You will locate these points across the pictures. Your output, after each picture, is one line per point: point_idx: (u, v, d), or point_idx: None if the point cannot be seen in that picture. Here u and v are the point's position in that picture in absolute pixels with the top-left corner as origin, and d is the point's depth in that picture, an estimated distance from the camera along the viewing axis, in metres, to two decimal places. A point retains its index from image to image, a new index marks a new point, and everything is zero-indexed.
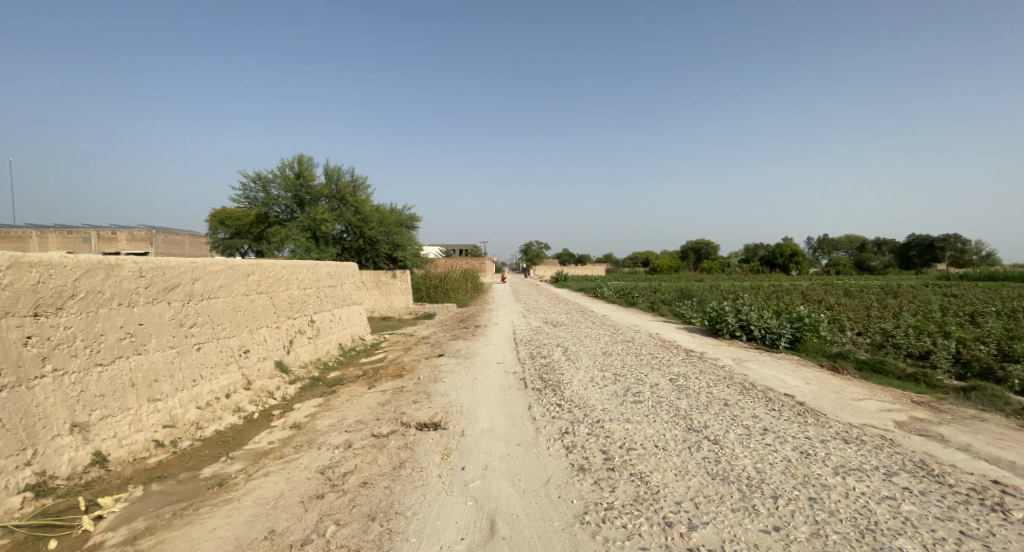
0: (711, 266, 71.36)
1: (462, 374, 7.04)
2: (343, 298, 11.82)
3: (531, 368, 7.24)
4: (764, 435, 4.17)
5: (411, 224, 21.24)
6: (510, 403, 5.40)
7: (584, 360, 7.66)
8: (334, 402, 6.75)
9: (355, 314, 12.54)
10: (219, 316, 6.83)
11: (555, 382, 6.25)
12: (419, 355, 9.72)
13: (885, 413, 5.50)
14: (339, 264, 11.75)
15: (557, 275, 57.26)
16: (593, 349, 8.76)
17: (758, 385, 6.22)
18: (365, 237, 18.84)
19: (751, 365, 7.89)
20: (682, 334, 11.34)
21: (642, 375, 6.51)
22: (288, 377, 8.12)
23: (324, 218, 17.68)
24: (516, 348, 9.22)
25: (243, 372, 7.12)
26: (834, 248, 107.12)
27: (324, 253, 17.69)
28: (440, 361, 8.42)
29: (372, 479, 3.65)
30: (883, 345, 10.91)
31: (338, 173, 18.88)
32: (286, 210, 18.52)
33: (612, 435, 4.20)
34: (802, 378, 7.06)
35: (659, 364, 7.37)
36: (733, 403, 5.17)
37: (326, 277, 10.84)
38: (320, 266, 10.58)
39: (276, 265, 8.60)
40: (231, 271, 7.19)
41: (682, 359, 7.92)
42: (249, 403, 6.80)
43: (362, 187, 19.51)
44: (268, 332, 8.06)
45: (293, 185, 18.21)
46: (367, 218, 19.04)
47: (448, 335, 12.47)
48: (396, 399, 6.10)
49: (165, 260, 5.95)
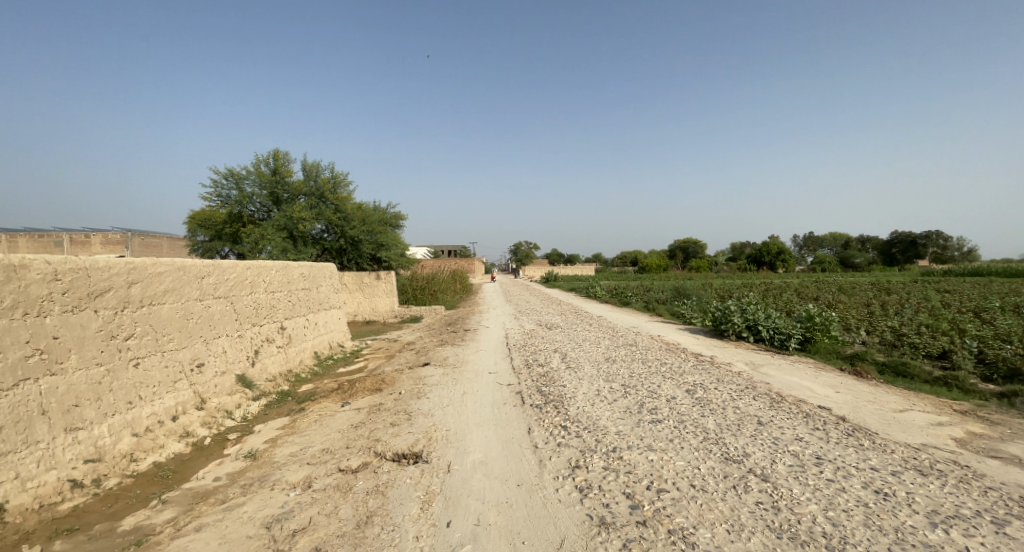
0: (700, 264, 71.35)
1: (449, 388, 6.16)
2: (320, 302, 10.87)
3: (527, 380, 6.38)
4: (821, 467, 3.38)
5: (395, 222, 20.28)
6: (505, 426, 4.53)
7: (587, 368, 6.84)
8: (300, 423, 5.84)
9: (334, 319, 11.59)
10: (164, 325, 5.87)
11: (557, 397, 5.41)
12: (402, 364, 8.83)
13: (939, 428, 4.77)
14: (315, 264, 10.79)
15: (547, 275, 56.54)
16: (594, 355, 7.93)
17: (788, 396, 5.45)
18: (346, 237, 17.84)
19: (769, 371, 7.15)
20: (686, 336, 10.60)
21: (655, 386, 5.71)
22: (252, 392, 7.18)
23: (302, 216, 16.66)
24: (509, 355, 8.35)
25: (195, 389, 6.16)
26: (820, 246, 108.13)
27: (302, 254, 16.67)
28: (425, 371, 7.54)
29: (329, 543, 2.77)
30: (898, 345, 10.28)
31: (317, 168, 17.86)
32: (260, 208, 17.44)
33: (635, 471, 3.37)
34: (829, 386, 6.34)
35: (670, 372, 6.56)
36: (768, 422, 4.39)
37: (300, 279, 9.89)
38: (291, 265, 9.62)
39: (237, 264, 7.64)
40: (180, 272, 6.23)
41: (694, 365, 7.14)
42: (200, 427, 5.85)
43: (342, 183, 18.51)
44: (227, 343, 7.10)
45: (268, 182, 17.17)
46: (348, 217, 18.05)
47: (435, 340, 11.57)
48: (371, 422, 5.21)
49: (92, 260, 5.01)
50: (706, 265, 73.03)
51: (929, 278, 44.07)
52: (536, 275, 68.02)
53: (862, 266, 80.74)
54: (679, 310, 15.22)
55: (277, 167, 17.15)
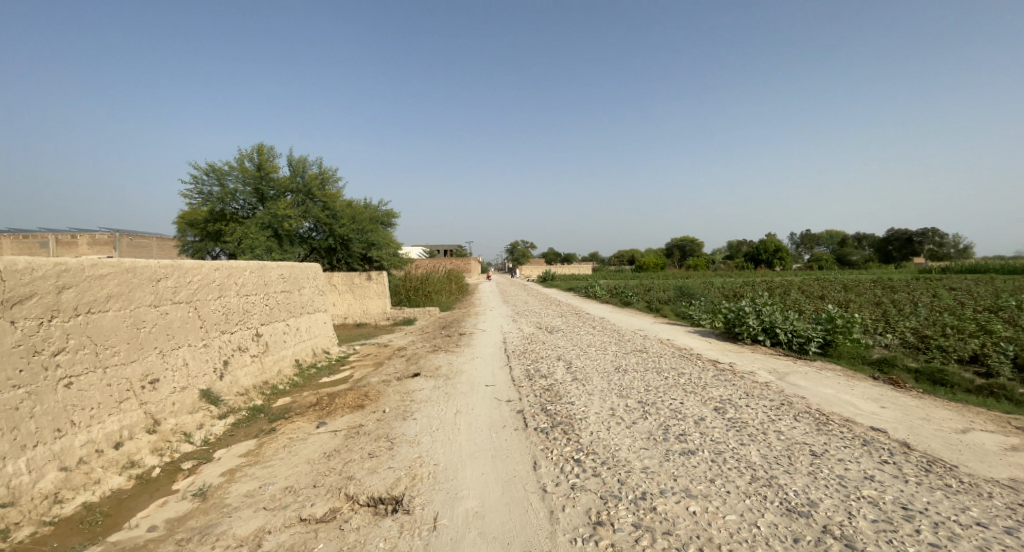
0: (697, 263, 70.81)
1: (440, 406, 5.37)
2: (302, 305, 10.03)
3: (529, 395, 5.60)
4: (914, 523, 2.62)
5: (387, 220, 19.41)
6: (506, 459, 3.75)
7: (596, 380, 6.06)
8: (267, 449, 5.04)
9: (318, 324, 10.75)
10: (107, 336, 5.05)
11: (565, 418, 4.63)
12: (390, 374, 8.01)
13: (1018, 454, 4.03)
14: (296, 264, 9.95)
15: (544, 274, 55.75)
16: (603, 363, 7.14)
17: (833, 415, 4.70)
18: (336, 235, 17.02)
19: (799, 381, 6.40)
20: (698, 340, 9.85)
21: (678, 403, 4.93)
22: (218, 409, 6.37)
23: (288, 214, 15.76)
24: (508, 364, 7.55)
25: (145, 409, 5.34)
26: (816, 243, 107.93)
27: (288, 254, 15.81)
28: (414, 384, 6.75)
29: None
30: (926, 349, 9.55)
31: (304, 163, 16.93)
32: (244, 205, 16.51)
33: (675, 532, 2.60)
34: (871, 400, 5.58)
35: (691, 385, 5.79)
36: (823, 454, 3.62)
37: (278, 280, 9.06)
38: (268, 265, 8.78)
39: (201, 265, 6.82)
40: (128, 275, 5.42)
41: (716, 375, 6.38)
42: (150, 455, 5.04)
43: (331, 179, 17.61)
44: (189, 354, 6.29)
45: (252, 178, 16.26)
46: (337, 214, 17.21)
47: (427, 345, 10.75)
48: (347, 450, 4.41)
49: (10, 260, 4.20)
50: (703, 263, 72.54)
51: (931, 275, 43.57)
52: (533, 274, 67.26)
53: (858, 263, 80.61)
54: (686, 311, 14.46)
55: (261, 162, 16.20)
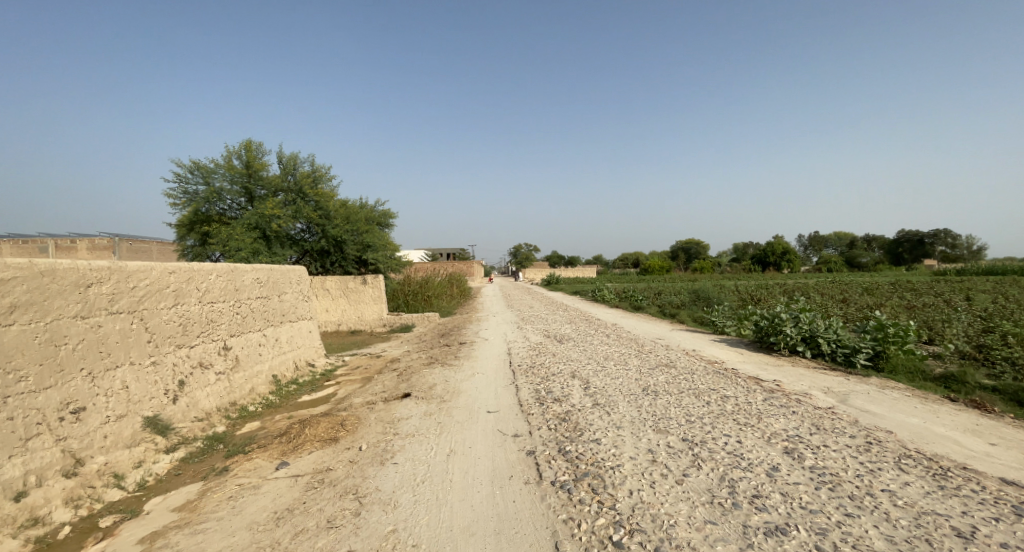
0: (703, 266, 69.58)
1: (429, 445, 4.26)
2: (282, 312, 8.98)
3: (541, 428, 4.49)
4: None
5: (384, 221, 18.39)
6: (517, 540, 2.64)
7: (622, 407, 4.95)
8: (209, 500, 3.96)
9: (302, 333, 9.69)
10: (10, 357, 4.00)
11: (592, 465, 3.53)
12: (377, 393, 6.92)
13: None
14: (276, 267, 8.90)
15: (548, 277, 54.62)
16: (627, 382, 6.01)
17: (944, 462, 3.58)
18: (328, 237, 16.00)
19: (868, 406, 5.28)
20: (728, 352, 8.72)
21: (735, 444, 3.81)
22: (166, 442, 5.30)
23: (277, 214, 14.74)
24: (514, 382, 6.45)
25: (64, 447, 4.27)
26: (824, 245, 106.14)
27: (277, 257, 14.76)
28: (402, 408, 5.65)
29: None
30: (991, 361, 8.32)
31: (295, 161, 15.90)
32: (232, 205, 15.51)
33: None
34: (971, 434, 4.45)
35: (741, 414, 4.67)
36: (976, 537, 2.50)
37: (253, 284, 8.00)
38: (240, 267, 7.72)
39: (150, 267, 5.77)
40: (43, 279, 4.39)
41: (767, 400, 5.26)
42: (62, 508, 3.97)
43: (324, 177, 16.59)
44: (130, 375, 5.23)
45: (240, 176, 15.23)
46: (331, 214, 16.18)
47: (423, 357, 9.66)
48: (304, 511, 3.32)
49: None
50: (709, 266, 71.31)
51: (946, 277, 42.30)
52: (537, 277, 66.22)
53: (867, 265, 79.13)
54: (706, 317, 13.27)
55: (249, 160, 15.20)
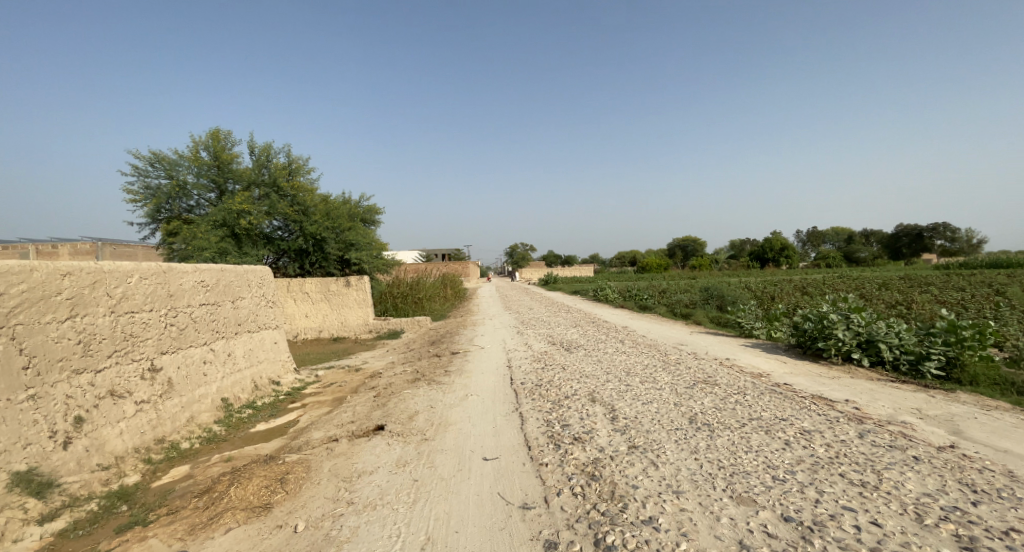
0: (701, 263, 68.45)
1: (396, 526, 2.84)
2: (238, 322, 7.51)
3: (562, 492, 3.08)
4: None
5: (370, 218, 16.95)
6: None
7: (671, 453, 3.54)
8: None
9: (265, 345, 8.22)
10: None
11: None
12: (344, 423, 5.48)
13: None
14: (228, 267, 7.43)
15: (546, 276, 53.21)
16: (664, 408, 4.61)
17: None
18: (307, 235, 14.53)
19: (998, 443, 3.90)
20: (769, 362, 7.33)
21: (877, 535, 2.41)
22: (42, 506, 3.83)
23: (247, 209, 13.25)
24: (517, 409, 5.03)
25: None
26: (822, 240, 105.01)
27: (247, 258, 13.28)
28: (370, 451, 4.22)
29: None
30: None
31: (268, 151, 14.38)
32: (199, 201, 14.02)
33: None
34: None
35: (848, 466, 3.26)
36: None
37: (196, 288, 6.55)
38: (177, 267, 6.26)
39: (28, 268, 4.31)
40: None
41: (864, 438, 3.87)
42: None
43: (302, 170, 15.08)
44: None
45: (205, 168, 13.69)
46: (309, 210, 14.69)
47: (408, 370, 8.23)
48: None
49: None
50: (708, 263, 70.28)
51: (953, 270, 41.35)
52: (534, 276, 65.26)
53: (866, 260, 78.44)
54: (728, 318, 11.89)
55: (217, 150, 13.67)
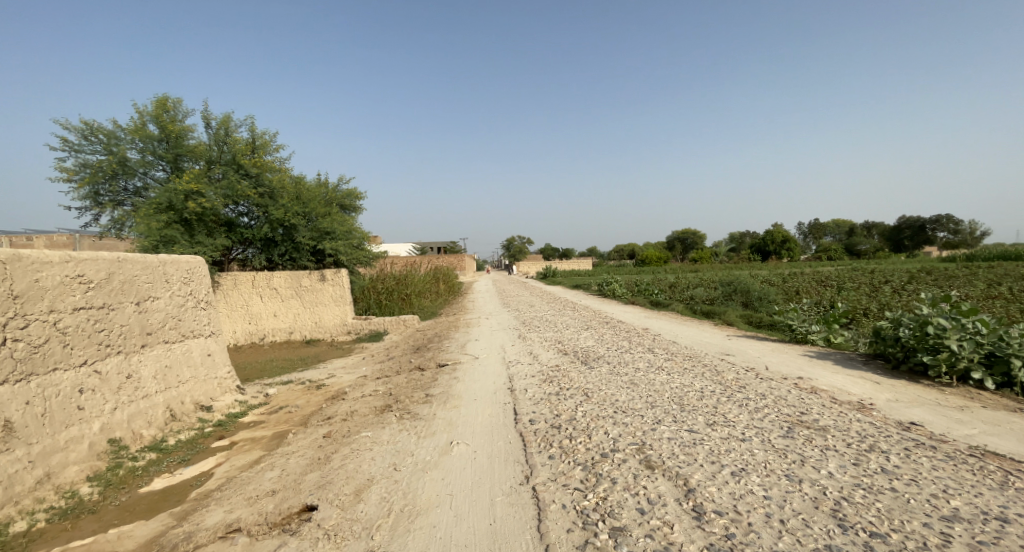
0: (702, 255, 66.70)
1: None
2: (145, 331, 5.61)
3: None
4: None
5: (349, 203, 15.02)
6: None
7: None
8: None
9: (191, 360, 6.31)
10: None
11: None
12: (263, 492, 3.60)
13: None
14: (129, 257, 5.52)
15: (543, 269, 51.25)
16: (777, 491, 2.74)
17: None
18: (273, 222, 12.59)
19: None
20: (860, 383, 5.48)
21: None
22: None
23: (198, 190, 11.22)
24: (528, 479, 3.16)
25: None
26: (823, 233, 103.29)
27: (199, 247, 11.32)
28: None
29: None
30: None
31: (227, 124, 12.35)
32: (144, 181, 12.01)
33: None
34: None
35: None
36: None
37: (64, 286, 4.65)
38: (29, 255, 4.37)
39: None
40: None
41: None
42: None
43: (269, 147, 13.08)
44: None
45: (150, 141, 11.62)
46: (276, 193, 12.75)
47: (379, 392, 6.35)
48: None
49: None
50: (709, 256, 68.44)
51: (968, 261, 39.56)
52: (533, 270, 63.33)
53: (868, 252, 76.88)
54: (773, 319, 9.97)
55: (163, 121, 11.60)
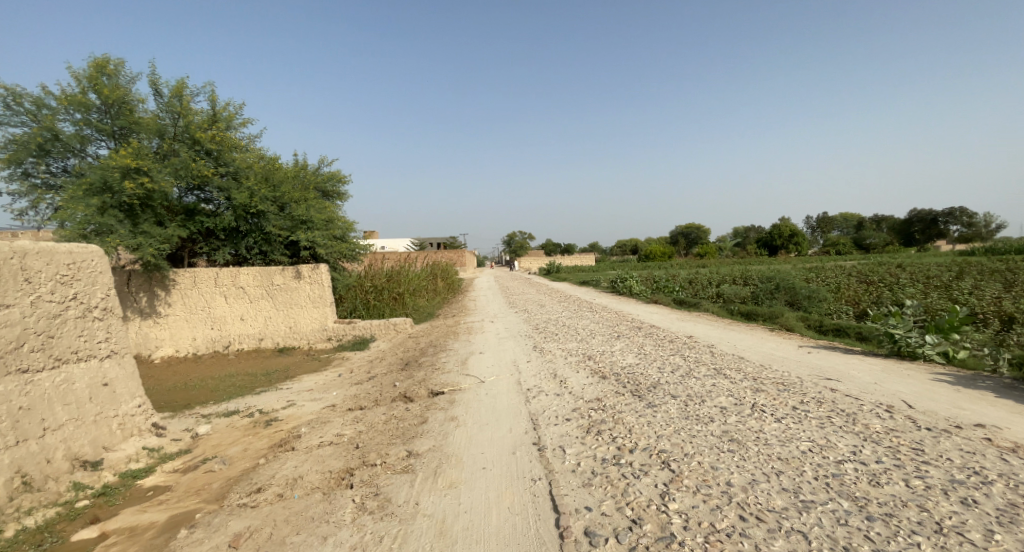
0: (709, 250, 64.79)
1: None
2: None
3: None
4: None
5: (331, 190, 13.14)
6: None
7: None
8: None
9: (69, 397, 4.36)
10: None
11: None
12: None
13: None
14: None
15: (545, 266, 49.21)
16: None
17: None
18: (238, 209, 10.69)
19: None
20: None
21: None
22: None
23: (142, 169, 9.16)
24: None
25: None
26: (830, 227, 101.11)
27: (145, 237, 9.36)
28: None
29: None
30: None
31: (182, 92, 10.36)
32: (82, 158, 10.05)
33: None
34: None
35: None
36: None
37: None
38: None
39: None
40: None
41: None
42: None
43: (234, 121, 11.15)
44: None
45: (83, 109, 9.57)
46: (243, 175, 10.83)
47: (342, 440, 4.41)
48: None
49: None
50: (715, 251, 66.54)
51: (994, 255, 37.48)
52: (535, 266, 61.52)
53: (877, 246, 74.83)
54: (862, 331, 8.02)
55: (100, 84, 9.57)
